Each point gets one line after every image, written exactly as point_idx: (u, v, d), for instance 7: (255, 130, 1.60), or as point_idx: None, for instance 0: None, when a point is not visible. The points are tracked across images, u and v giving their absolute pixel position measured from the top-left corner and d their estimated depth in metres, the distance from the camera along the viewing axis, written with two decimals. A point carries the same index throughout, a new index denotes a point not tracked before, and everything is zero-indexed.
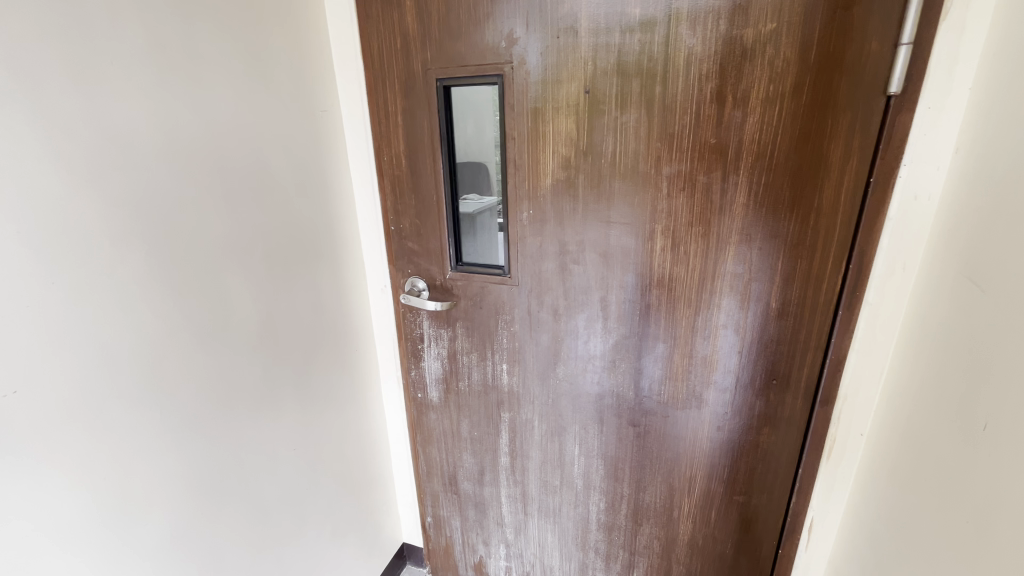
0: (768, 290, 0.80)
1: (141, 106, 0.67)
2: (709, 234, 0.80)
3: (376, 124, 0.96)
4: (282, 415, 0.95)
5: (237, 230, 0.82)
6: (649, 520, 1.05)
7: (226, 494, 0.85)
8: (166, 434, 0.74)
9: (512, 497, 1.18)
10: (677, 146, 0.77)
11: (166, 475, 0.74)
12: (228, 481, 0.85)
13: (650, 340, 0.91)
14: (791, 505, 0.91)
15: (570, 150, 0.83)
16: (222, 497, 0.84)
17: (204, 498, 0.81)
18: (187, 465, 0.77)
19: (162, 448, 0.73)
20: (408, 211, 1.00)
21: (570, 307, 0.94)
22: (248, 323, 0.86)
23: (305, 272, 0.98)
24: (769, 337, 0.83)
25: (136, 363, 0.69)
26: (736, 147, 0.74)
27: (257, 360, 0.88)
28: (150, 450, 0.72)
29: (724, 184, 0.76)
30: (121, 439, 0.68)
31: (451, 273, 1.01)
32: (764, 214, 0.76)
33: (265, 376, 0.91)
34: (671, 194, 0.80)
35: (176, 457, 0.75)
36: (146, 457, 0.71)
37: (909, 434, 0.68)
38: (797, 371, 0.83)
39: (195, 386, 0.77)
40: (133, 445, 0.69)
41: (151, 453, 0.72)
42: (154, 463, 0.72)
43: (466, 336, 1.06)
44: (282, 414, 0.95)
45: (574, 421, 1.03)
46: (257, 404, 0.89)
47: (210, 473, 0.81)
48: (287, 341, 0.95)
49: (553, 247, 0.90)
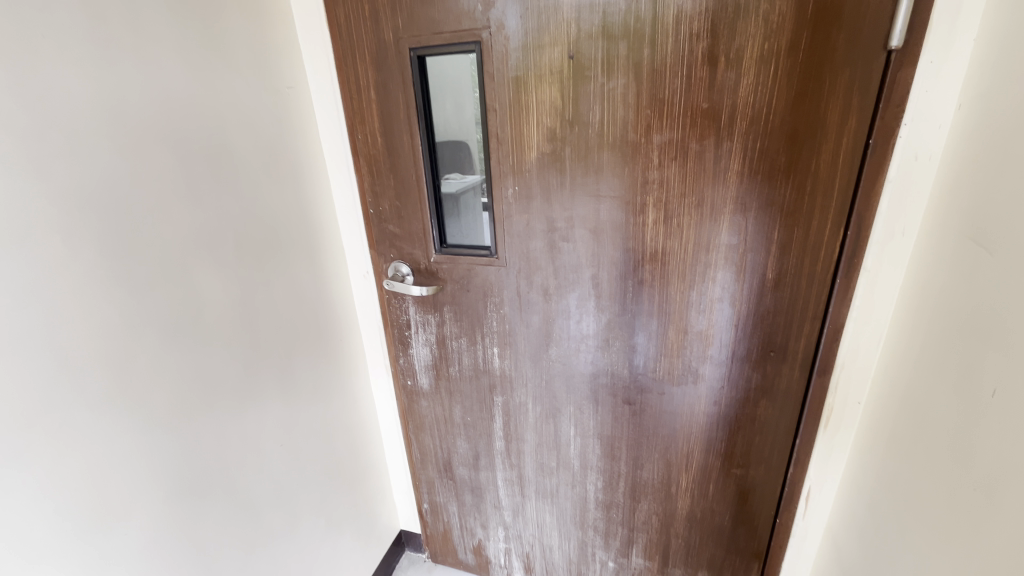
0: (764, 260, 0.77)
1: (83, 87, 0.60)
2: (702, 203, 0.77)
3: (347, 99, 0.90)
4: (265, 412, 0.92)
5: (203, 220, 0.76)
6: (646, 496, 1.04)
7: (210, 498, 0.81)
8: (139, 441, 0.69)
9: (508, 480, 1.16)
10: (667, 113, 0.73)
11: (145, 481, 0.70)
12: (213, 481, 0.81)
13: (644, 316, 0.88)
14: (789, 475, 0.91)
15: (555, 120, 0.79)
16: (207, 500, 0.80)
17: (188, 503, 0.77)
18: (167, 468, 0.73)
19: (135, 457, 0.69)
20: (387, 191, 0.95)
21: (561, 287, 0.91)
22: (221, 316, 0.81)
23: (281, 261, 0.93)
24: (766, 307, 0.80)
25: (100, 367, 0.64)
26: (729, 112, 0.70)
27: (233, 356, 0.84)
28: (124, 457, 0.67)
29: (717, 152, 0.73)
30: (92, 447, 0.64)
31: (435, 256, 0.97)
32: (759, 182, 0.73)
33: (244, 373, 0.86)
34: (662, 164, 0.76)
35: (151, 464, 0.71)
36: (119, 466, 0.67)
37: (911, 401, 0.67)
38: (794, 342, 0.81)
39: (169, 386, 0.73)
40: (105, 453, 0.65)
41: (123, 463, 0.67)
42: (126, 472, 0.68)
43: (454, 321, 1.02)
44: (264, 408, 0.91)
45: (569, 401, 1.01)
46: (238, 400, 0.85)
47: (192, 475, 0.78)
48: (265, 335, 0.90)
49: (540, 225, 0.87)
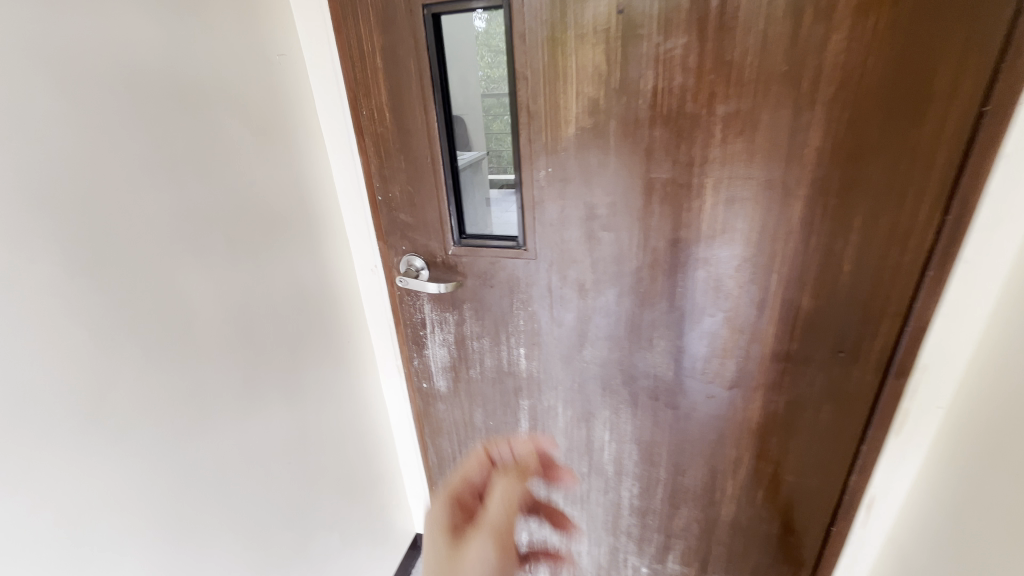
0: (840, 251, 0.67)
1: (23, 55, 0.49)
2: (771, 186, 0.66)
3: (349, 68, 0.77)
4: (271, 426, 0.82)
5: (186, 213, 0.65)
6: (686, 503, 0.96)
7: (224, 505, 0.74)
8: (150, 459, 0.63)
9: (534, 487, 1.08)
10: (736, 78, 0.62)
11: (150, 496, 0.63)
12: (228, 487, 0.75)
13: (694, 314, 0.78)
14: (850, 483, 0.83)
15: (599, 90, 0.67)
16: (221, 508, 0.74)
17: (201, 514, 0.70)
18: (175, 482, 0.66)
19: (148, 476, 0.63)
20: (398, 175, 0.83)
21: (599, 282, 0.80)
22: (216, 325, 0.70)
23: (280, 257, 0.82)
24: (839, 304, 0.70)
25: (90, 386, 0.56)
26: (813, 76, 0.59)
27: (231, 369, 0.74)
28: (123, 473, 0.60)
29: (795, 125, 0.62)
30: (87, 462, 0.56)
31: (454, 248, 0.86)
32: (843, 161, 0.62)
33: (245, 386, 0.76)
34: (726, 140, 0.65)
35: (164, 482, 0.65)
36: (127, 485, 0.60)
37: (1013, 410, 0.59)
38: (869, 341, 0.71)
39: (160, 406, 0.63)
40: (99, 471, 0.57)
41: (132, 480, 0.61)
42: (139, 493, 0.62)
43: (475, 319, 0.92)
44: (268, 422, 0.82)
45: (605, 405, 0.92)
46: (238, 418, 0.75)
47: (204, 485, 0.70)
48: (266, 342, 0.80)
49: (577, 212, 0.76)
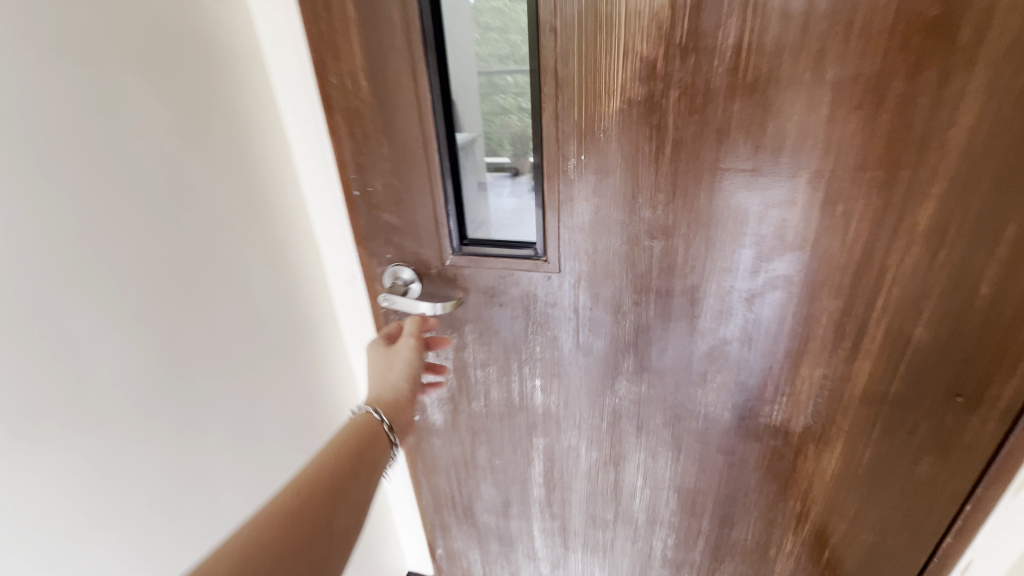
0: (977, 270, 0.50)
1: None
2: (892, 183, 0.48)
3: (309, 18, 0.57)
4: (221, 473, 0.65)
5: (67, 201, 0.47)
6: (732, 557, 0.81)
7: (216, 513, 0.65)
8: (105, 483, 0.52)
9: (547, 531, 0.92)
10: (860, 29, 0.43)
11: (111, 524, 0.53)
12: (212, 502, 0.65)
13: (764, 345, 0.61)
14: (943, 547, 0.67)
15: (656, 47, 0.48)
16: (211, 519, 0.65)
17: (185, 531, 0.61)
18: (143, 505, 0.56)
19: (106, 501, 0.52)
20: (379, 164, 0.63)
21: (641, 303, 0.63)
22: (133, 359, 0.54)
23: (223, 265, 0.63)
24: (966, 338, 0.53)
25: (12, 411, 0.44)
26: (977, 26, 0.41)
27: (156, 409, 0.56)
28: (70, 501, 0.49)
29: (938, 97, 0.44)
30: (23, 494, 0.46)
31: (453, 258, 0.67)
32: (1003, 148, 0.44)
33: (178, 432, 0.59)
34: (834, 119, 0.47)
35: (126, 507, 0.54)
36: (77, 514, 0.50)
37: None
38: (998, 384, 0.55)
39: (86, 436, 0.50)
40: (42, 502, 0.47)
41: (85, 507, 0.51)
42: (96, 520, 0.52)
43: (479, 345, 0.74)
44: (213, 469, 0.64)
45: (639, 447, 0.75)
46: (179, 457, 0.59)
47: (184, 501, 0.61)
48: (206, 376, 0.62)
49: (616, 215, 0.58)
